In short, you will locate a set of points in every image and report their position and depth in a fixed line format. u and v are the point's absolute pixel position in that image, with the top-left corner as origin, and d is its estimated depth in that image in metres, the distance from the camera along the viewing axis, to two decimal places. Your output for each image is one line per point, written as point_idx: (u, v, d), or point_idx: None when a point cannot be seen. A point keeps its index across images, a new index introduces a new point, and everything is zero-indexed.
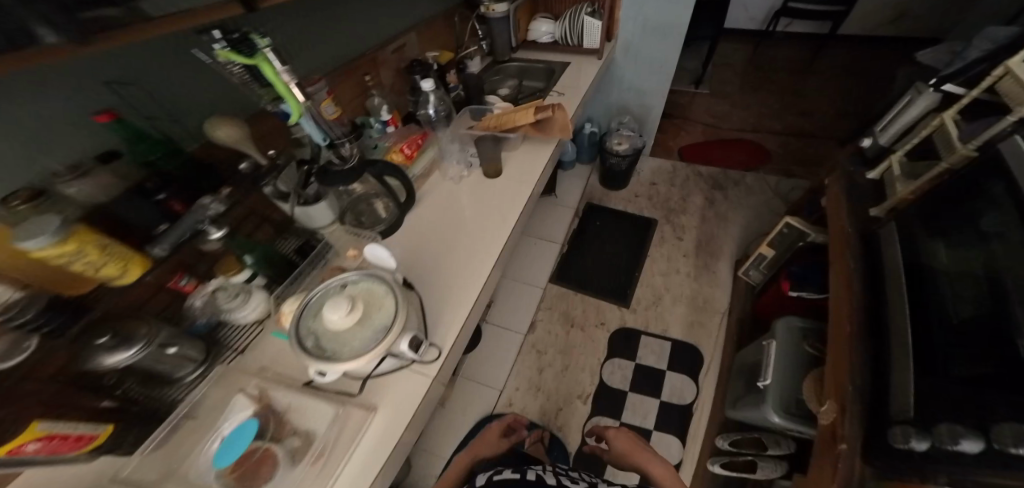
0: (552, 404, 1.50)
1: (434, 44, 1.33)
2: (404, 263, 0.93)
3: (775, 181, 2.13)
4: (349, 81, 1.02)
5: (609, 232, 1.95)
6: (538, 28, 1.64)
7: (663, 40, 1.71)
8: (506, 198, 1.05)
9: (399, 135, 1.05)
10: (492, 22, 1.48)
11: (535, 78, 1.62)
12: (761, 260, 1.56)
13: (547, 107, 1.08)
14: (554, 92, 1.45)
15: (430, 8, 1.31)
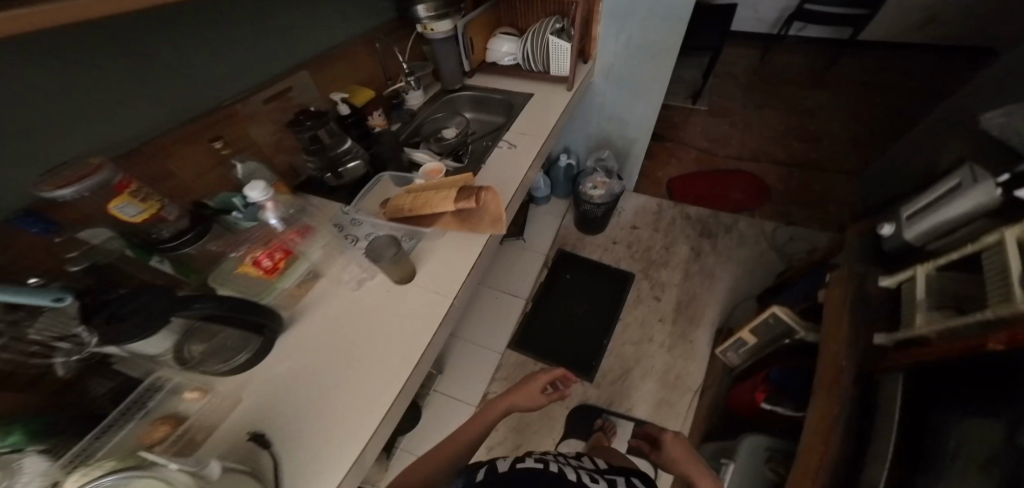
0: None
1: (349, 77, 1.04)
2: (262, 407, 0.68)
3: (770, 228, 1.88)
4: (189, 151, 0.72)
5: (580, 287, 1.71)
6: (497, 46, 1.33)
7: (649, 63, 1.42)
8: (417, 314, 0.78)
9: (275, 227, 0.78)
10: (433, 42, 1.18)
11: (491, 110, 1.32)
12: (741, 345, 1.31)
13: (472, 191, 0.81)
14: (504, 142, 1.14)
15: (342, 28, 1.01)
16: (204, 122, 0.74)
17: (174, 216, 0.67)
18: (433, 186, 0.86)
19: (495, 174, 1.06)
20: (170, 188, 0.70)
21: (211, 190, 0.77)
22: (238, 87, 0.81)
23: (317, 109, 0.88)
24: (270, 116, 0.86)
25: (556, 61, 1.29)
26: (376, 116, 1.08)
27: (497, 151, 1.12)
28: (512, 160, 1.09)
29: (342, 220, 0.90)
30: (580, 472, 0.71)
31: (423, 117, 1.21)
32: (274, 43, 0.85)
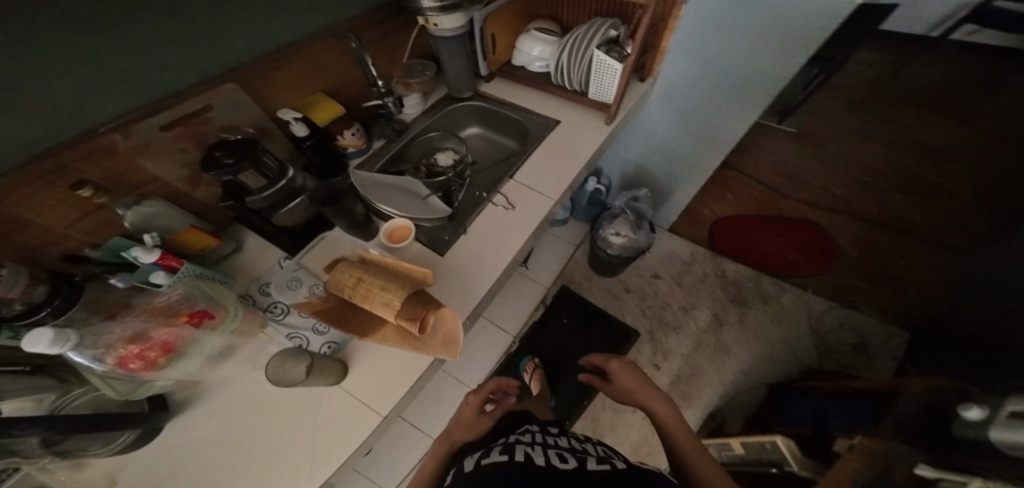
0: None
1: (308, 85, 0.85)
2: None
3: (819, 307, 1.56)
4: (45, 201, 0.56)
5: (574, 335, 1.53)
6: (524, 46, 1.02)
7: (731, 97, 1.07)
8: (328, 429, 0.63)
9: (173, 305, 0.61)
10: (435, 40, 0.90)
11: (504, 130, 1.08)
12: (726, 449, 1.16)
13: (428, 303, 0.67)
14: (500, 196, 0.91)
15: (306, 20, 0.77)
16: (69, 163, 0.57)
17: (14, 294, 0.52)
18: (380, 275, 0.67)
19: (476, 239, 0.85)
20: (18, 247, 0.56)
21: (87, 242, 0.64)
22: (136, 105, 0.63)
23: (242, 139, 0.70)
24: (174, 144, 0.69)
25: (596, 83, 0.98)
26: (348, 136, 0.90)
27: (489, 204, 0.90)
28: (502, 220, 0.88)
29: (272, 276, 0.76)
30: (550, 455, 0.63)
31: (415, 133, 1.00)
32: (198, 47, 0.65)
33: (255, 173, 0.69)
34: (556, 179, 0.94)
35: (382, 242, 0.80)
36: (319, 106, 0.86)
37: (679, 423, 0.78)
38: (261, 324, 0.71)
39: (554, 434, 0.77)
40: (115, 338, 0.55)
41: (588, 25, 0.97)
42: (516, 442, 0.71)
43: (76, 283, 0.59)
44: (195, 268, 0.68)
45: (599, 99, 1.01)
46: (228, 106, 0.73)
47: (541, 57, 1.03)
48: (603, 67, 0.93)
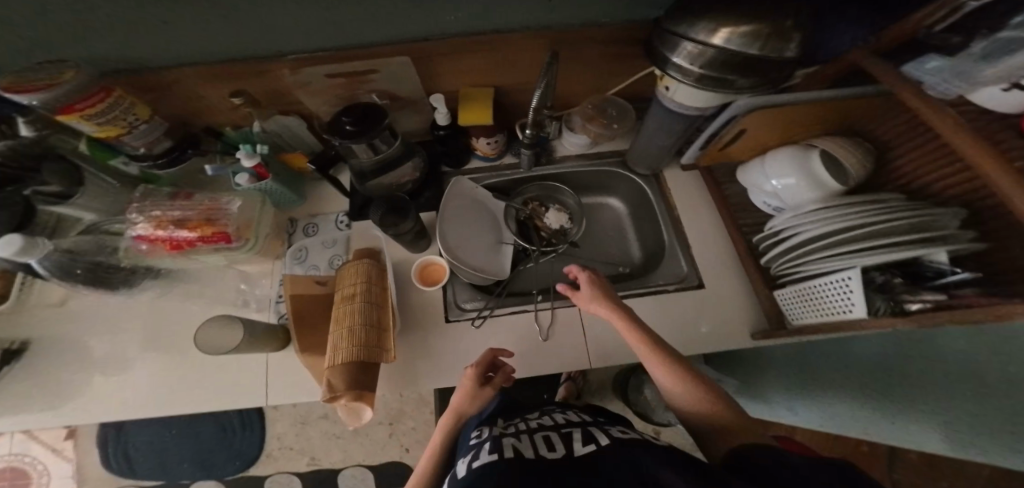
0: (279, 456, 1.24)
1: (479, 77, 0.67)
2: (115, 311, 0.75)
3: None
4: (206, 90, 0.64)
5: None
6: (770, 167, 0.63)
7: None
8: (237, 375, 0.69)
9: (213, 205, 0.66)
10: (655, 100, 0.60)
11: (644, 240, 0.85)
12: None
13: (357, 385, 0.58)
14: (548, 308, 0.75)
15: (528, 19, 0.57)
16: (240, 74, 0.61)
17: (141, 143, 0.64)
18: (360, 312, 0.63)
19: (480, 337, 0.73)
20: (184, 109, 0.68)
21: (233, 122, 0.73)
22: (309, 47, 0.59)
23: (372, 106, 0.64)
24: (331, 89, 0.66)
25: (799, 293, 0.58)
26: (482, 144, 0.76)
27: (530, 312, 0.74)
28: (519, 340, 0.73)
29: (321, 226, 0.79)
30: (540, 440, 0.47)
31: (551, 176, 0.84)
32: (389, 21, 0.55)
33: (366, 147, 0.65)
34: (613, 355, 0.71)
35: (414, 274, 0.76)
36: (472, 104, 0.69)
37: (644, 341, 0.51)
38: (275, 255, 0.77)
39: (543, 412, 0.57)
40: (165, 212, 0.64)
41: (906, 211, 0.50)
42: (514, 431, 0.51)
43: (194, 152, 0.71)
44: (270, 188, 0.72)
45: (783, 307, 0.62)
46: (393, 75, 0.65)
47: (779, 195, 0.63)
48: (834, 293, 0.51)
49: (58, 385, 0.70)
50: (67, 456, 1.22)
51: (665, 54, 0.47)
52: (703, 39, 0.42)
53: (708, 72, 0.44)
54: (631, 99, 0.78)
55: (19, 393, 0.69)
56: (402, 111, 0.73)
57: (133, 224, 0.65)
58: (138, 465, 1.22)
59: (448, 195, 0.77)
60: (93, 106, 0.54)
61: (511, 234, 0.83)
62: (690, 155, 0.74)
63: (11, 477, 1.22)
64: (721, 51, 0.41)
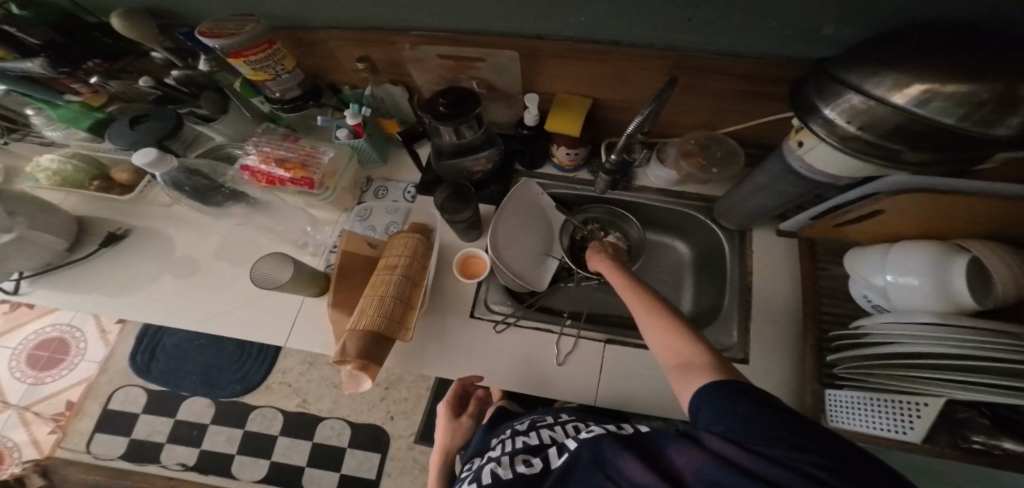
0: (275, 393, 1.28)
1: (581, 86, 0.67)
2: (193, 219, 0.83)
3: None
4: (342, 51, 0.69)
5: None
6: (891, 260, 0.53)
7: None
8: (268, 308, 0.72)
9: (309, 155, 0.71)
10: (777, 154, 0.53)
11: (700, 298, 0.77)
12: None
13: (366, 356, 0.57)
14: (577, 337, 0.69)
15: (660, 32, 0.54)
16: (364, 40, 0.65)
17: (277, 89, 0.72)
18: (396, 285, 0.63)
19: (499, 342, 0.69)
20: (319, 64, 0.75)
21: (352, 82, 0.79)
22: (437, 24, 0.60)
23: (469, 93, 0.65)
24: (438, 69, 0.69)
25: (860, 401, 0.51)
26: (561, 153, 0.75)
27: (554, 333, 0.70)
28: (536, 358, 0.68)
29: (391, 191, 0.82)
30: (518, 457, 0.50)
31: (621, 204, 0.81)
32: (520, 7, 0.54)
33: (452, 130, 0.67)
34: (629, 401, 0.64)
35: (457, 268, 0.73)
36: (566, 112, 0.69)
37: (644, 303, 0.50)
38: (344, 209, 0.80)
39: (531, 429, 0.58)
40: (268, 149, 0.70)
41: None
42: (498, 454, 0.54)
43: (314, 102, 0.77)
44: (361, 146, 0.76)
45: (828, 408, 0.54)
46: (498, 67, 0.66)
47: (888, 292, 0.53)
48: (893, 412, 0.48)
49: (134, 271, 0.79)
50: (106, 341, 1.35)
51: (819, 103, 0.42)
52: (879, 95, 0.36)
53: (866, 133, 0.38)
54: (743, 142, 0.72)
55: (100, 277, 0.78)
56: (496, 102, 0.75)
57: (246, 154, 0.71)
58: (155, 365, 1.31)
59: (513, 193, 0.76)
60: (256, 55, 0.62)
61: (560, 249, 0.80)
62: (793, 223, 0.65)
63: (54, 348, 1.35)
64: (898, 113, 0.35)
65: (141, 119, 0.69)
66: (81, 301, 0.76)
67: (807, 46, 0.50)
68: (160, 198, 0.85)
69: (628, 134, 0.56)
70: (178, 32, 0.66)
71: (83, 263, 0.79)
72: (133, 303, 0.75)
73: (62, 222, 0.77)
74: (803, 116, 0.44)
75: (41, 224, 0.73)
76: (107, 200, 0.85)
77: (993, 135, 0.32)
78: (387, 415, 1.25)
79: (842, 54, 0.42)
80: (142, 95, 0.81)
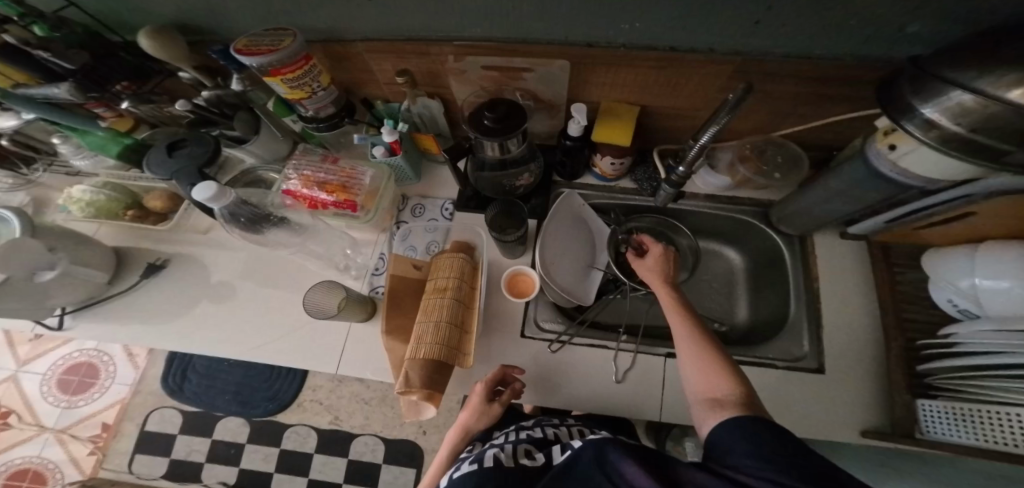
0: (307, 410, 1.26)
1: (630, 93, 0.65)
2: (232, 242, 0.82)
3: None
4: (375, 63, 0.67)
5: None
6: (977, 263, 0.51)
7: None
8: (312, 336, 0.70)
9: (353, 178, 0.70)
10: (854, 158, 0.50)
11: (757, 305, 0.75)
12: None
13: (430, 385, 0.55)
14: (632, 354, 0.66)
15: (723, 38, 0.52)
16: (404, 52, 0.63)
17: (312, 108, 0.70)
18: (451, 311, 0.60)
19: (555, 362, 0.67)
20: (353, 78, 0.73)
21: (386, 96, 0.77)
22: (482, 34, 0.58)
23: (517, 107, 0.62)
24: (480, 80, 0.67)
25: (952, 408, 0.48)
26: (606, 163, 0.73)
27: (610, 350, 0.67)
28: (592, 376, 0.66)
29: (429, 209, 0.80)
30: (520, 447, 0.50)
31: (669, 212, 0.79)
32: (576, 18, 0.52)
33: (497, 145, 0.64)
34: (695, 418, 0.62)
35: (505, 285, 0.71)
36: (613, 122, 0.67)
37: (682, 319, 0.52)
38: (383, 228, 0.79)
39: (535, 424, 0.58)
40: (306, 173, 0.69)
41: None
42: (502, 441, 0.53)
43: (350, 120, 0.75)
44: (398, 164, 0.74)
45: (922, 417, 0.51)
46: (545, 76, 0.64)
47: (978, 298, 0.50)
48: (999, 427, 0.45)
49: (172, 299, 0.77)
50: (135, 364, 1.34)
51: (918, 104, 0.37)
52: (992, 93, 0.31)
53: (977, 136, 0.33)
54: (801, 144, 0.70)
55: (142, 304, 0.77)
56: (539, 113, 0.73)
57: (286, 178, 0.71)
58: (187, 387, 1.30)
59: (557, 207, 0.74)
60: (295, 72, 0.60)
61: (606, 261, 0.78)
62: (863, 226, 0.64)
63: (83, 372, 1.34)
64: (1016, 114, 0.30)
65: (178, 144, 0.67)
66: (127, 331, 0.75)
67: (885, 45, 0.48)
68: (197, 223, 0.84)
69: (699, 144, 0.54)
70: (213, 50, 0.63)
71: (123, 294, 0.78)
72: (176, 331, 0.74)
73: (105, 254, 0.76)
74: (896, 116, 0.40)
75: (82, 258, 0.71)
76: (141, 229, 0.84)
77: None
78: (419, 430, 1.23)
79: (935, 52, 0.39)
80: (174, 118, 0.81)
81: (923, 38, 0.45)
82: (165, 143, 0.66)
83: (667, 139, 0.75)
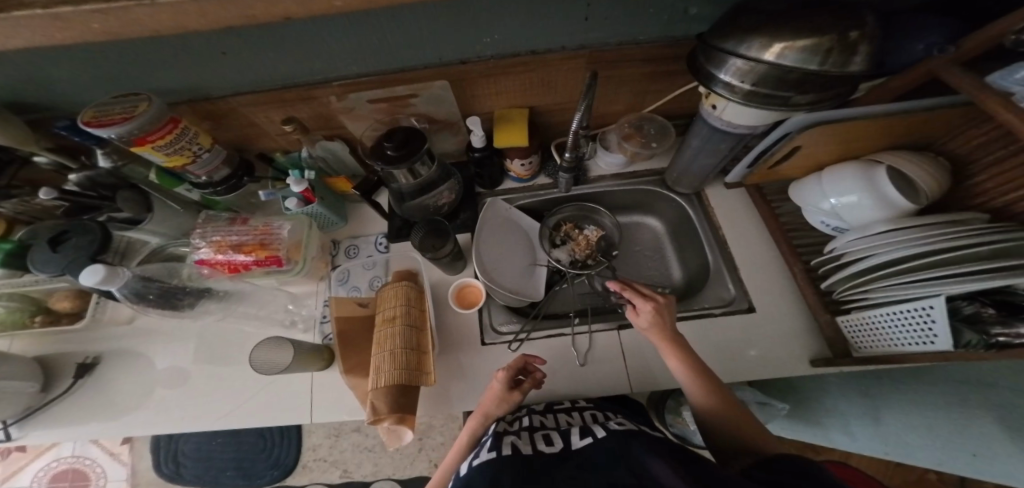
0: (315, 470, 1.21)
1: (516, 98, 0.69)
2: (170, 324, 0.77)
3: None
4: (259, 115, 0.67)
5: None
6: (827, 185, 0.59)
7: None
8: (277, 396, 0.69)
9: (271, 233, 0.69)
10: (699, 118, 0.59)
11: (685, 263, 0.81)
12: None
13: (400, 409, 0.57)
14: (586, 337, 0.70)
15: (573, 35, 0.58)
16: (291, 101, 0.64)
17: (202, 171, 0.68)
18: (398, 337, 0.61)
19: None
20: (242, 135, 0.72)
21: (283, 147, 0.77)
22: (357, 71, 0.60)
23: (411, 130, 0.64)
24: (373, 114, 0.69)
25: (859, 320, 0.53)
26: (517, 165, 0.77)
27: (567, 336, 0.71)
28: (557, 364, 0.69)
29: (362, 247, 0.80)
30: (537, 437, 0.52)
31: (587, 197, 0.84)
32: (437, 40, 0.55)
33: (406, 172, 0.66)
34: (660, 380, 0.66)
35: (451, 302, 0.73)
36: (508, 127, 0.70)
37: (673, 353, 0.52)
38: (320, 276, 0.78)
39: (548, 410, 0.62)
40: (222, 238, 0.67)
41: (993, 234, 0.46)
42: (516, 428, 0.56)
43: (251, 178, 0.74)
44: (315, 211, 0.74)
45: (850, 334, 0.56)
46: (433, 99, 0.67)
47: (836, 214, 0.58)
48: (904, 327, 0.47)
49: (110, 398, 0.72)
50: (123, 460, 1.23)
51: (713, 71, 0.46)
52: (753, 56, 0.41)
53: (760, 88, 0.44)
54: (666, 117, 0.78)
55: (90, 408, 0.71)
56: (440, 133, 0.76)
57: (196, 248, 0.68)
58: (187, 471, 1.21)
59: (484, 216, 0.77)
60: (163, 137, 0.58)
61: (545, 255, 0.81)
62: (736, 174, 0.72)
63: (72, 478, 1.21)
64: (775, 67, 0.40)
65: (63, 237, 0.64)
66: (84, 431, 0.70)
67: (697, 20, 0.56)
68: (125, 313, 0.79)
69: (575, 130, 0.61)
70: (59, 127, 0.59)
71: (62, 400, 0.72)
72: (131, 426, 0.69)
73: (27, 365, 0.70)
74: (709, 81, 0.47)
75: (5, 373, 0.65)
76: (58, 334, 0.77)
77: (847, 73, 0.39)
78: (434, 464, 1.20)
79: (712, 28, 0.46)
80: (47, 210, 0.77)
81: (701, 19, 0.56)
82: (46, 238, 0.63)
83: (563, 132, 0.80)
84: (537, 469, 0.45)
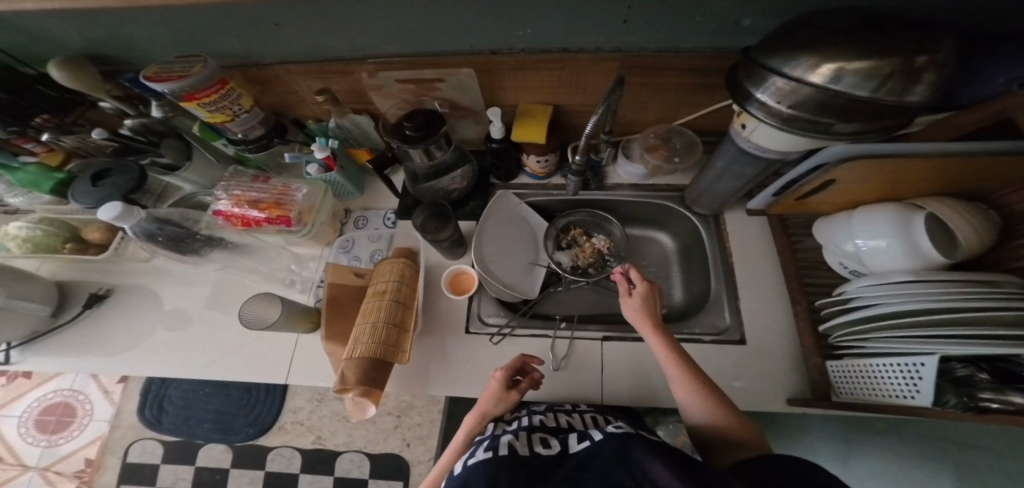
0: (292, 432, 1.26)
1: (543, 94, 0.69)
2: (181, 269, 0.83)
3: None
4: (300, 84, 0.70)
5: None
6: (856, 225, 0.56)
7: None
8: (263, 352, 0.72)
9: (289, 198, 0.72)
10: (727, 139, 0.58)
11: (688, 284, 0.79)
12: None
13: (367, 382, 0.57)
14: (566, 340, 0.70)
15: (607, 37, 0.57)
16: (327, 73, 0.67)
17: (241, 129, 0.72)
18: (387, 314, 0.62)
19: (496, 352, 0.70)
20: (280, 100, 0.76)
21: (316, 115, 0.81)
22: (394, 51, 0.62)
23: (434, 114, 0.65)
24: (400, 93, 0.71)
25: (852, 367, 0.51)
26: (533, 161, 0.77)
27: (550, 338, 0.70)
28: None
29: (371, 220, 0.83)
30: (536, 436, 0.51)
31: (599, 204, 0.84)
32: (470, 29, 0.56)
33: (421, 152, 0.67)
34: (638, 395, 0.65)
35: (443, 285, 0.75)
36: (531, 123, 0.71)
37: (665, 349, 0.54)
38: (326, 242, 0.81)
39: (548, 410, 0.60)
40: (240, 194, 0.71)
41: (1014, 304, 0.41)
42: (513, 428, 0.55)
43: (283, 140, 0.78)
44: (333, 179, 0.77)
45: (837, 381, 0.54)
46: (459, 85, 0.68)
47: (860, 256, 0.55)
48: (894, 378, 0.45)
49: (113, 332, 0.77)
50: (113, 399, 1.33)
51: (752, 89, 0.46)
52: (796, 77, 0.40)
53: (797, 112, 0.43)
54: (696, 132, 0.77)
55: (90, 340, 0.77)
56: (464, 119, 0.77)
57: (217, 199, 0.72)
58: (166, 418, 1.28)
59: (491, 207, 0.77)
60: (210, 96, 0.62)
61: (547, 256, 0.81)
62: (760, 201, 0.69)
63: (60, 412, 1.33)
64: (819, 91, 0.39)
65: (104, 174, 0.69)
66: (82, 359, 0.75)
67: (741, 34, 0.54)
68: (145, 253, 0.84)
69: (587, 134, 0.60)
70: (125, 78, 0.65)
71: (69, 326, 0.78)
72: (126, 359, 0.75)
73: (46, 288, 0.77)
74: (743, 102, 0.48)
75: (25, 295, 0.72)
76: (81, 262, 0.84)
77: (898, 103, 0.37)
78: (404, 445, 1.23)
79: (759, 42, 0.45)
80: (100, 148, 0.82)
81: (746, 34, 0.54)
82: (90, 172, 0.69)
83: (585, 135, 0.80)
84: (534, 473, 0.43)
